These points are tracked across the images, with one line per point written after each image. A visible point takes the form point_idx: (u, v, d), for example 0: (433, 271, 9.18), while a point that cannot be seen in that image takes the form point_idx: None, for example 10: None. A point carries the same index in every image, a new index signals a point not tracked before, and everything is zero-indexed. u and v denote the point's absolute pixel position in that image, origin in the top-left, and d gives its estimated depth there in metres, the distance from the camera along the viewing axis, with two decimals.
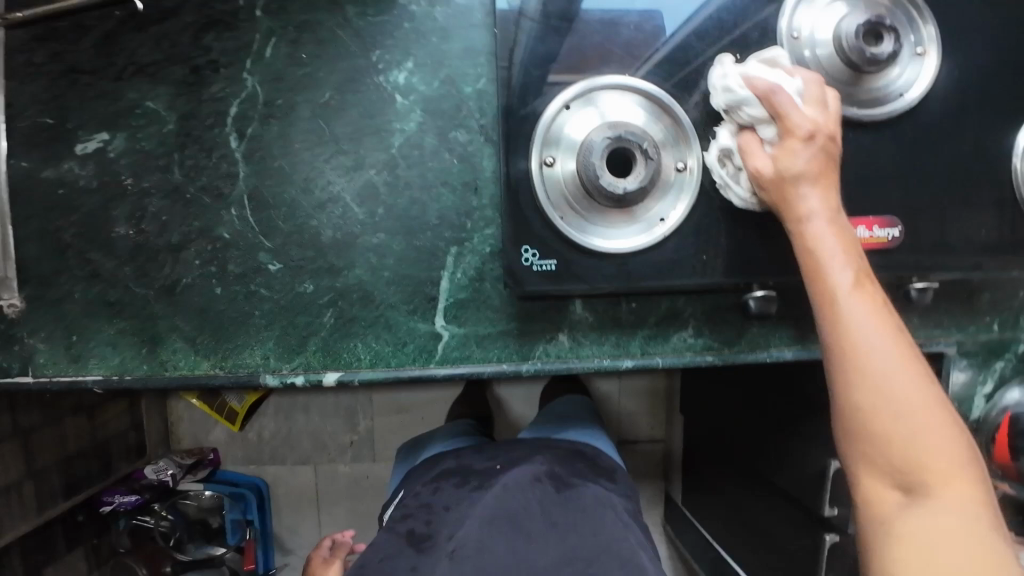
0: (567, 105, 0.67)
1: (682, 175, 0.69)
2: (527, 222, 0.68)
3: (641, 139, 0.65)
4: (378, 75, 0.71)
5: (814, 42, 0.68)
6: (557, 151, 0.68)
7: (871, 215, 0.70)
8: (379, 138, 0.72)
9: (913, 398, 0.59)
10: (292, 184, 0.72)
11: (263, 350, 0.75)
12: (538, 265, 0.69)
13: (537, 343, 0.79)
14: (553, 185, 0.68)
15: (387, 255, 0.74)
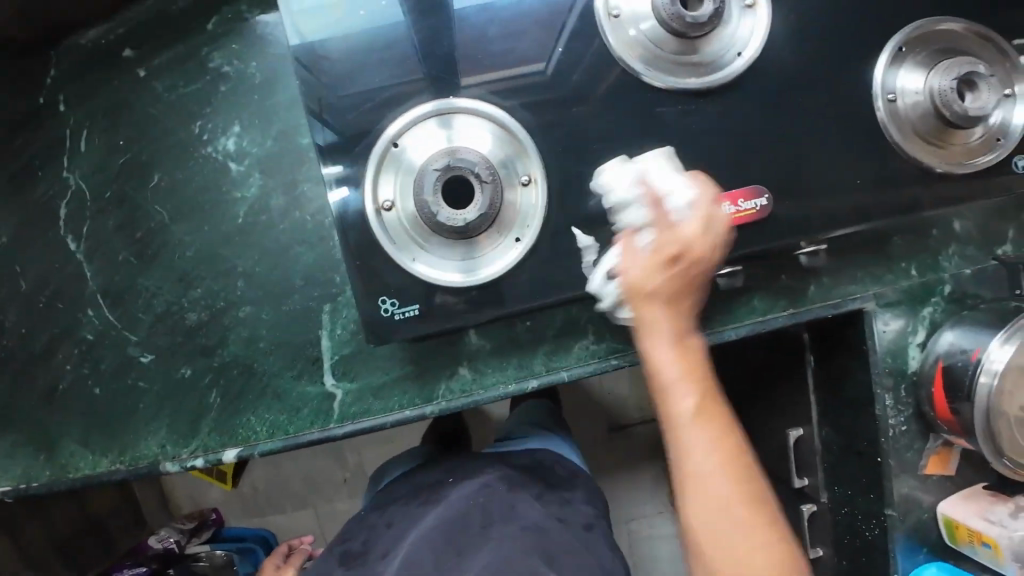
0: (393, 142, 0.63)
1: (528, 189, 0.65)
2: (377, 271, 0.64)
3: (473, 164, 0.62)
4: (205, 146, 0.70)
5: (636, 20, 0.65)
6: (393, 192, 0.63)
7: (733, 189, 0.66)
8: (222, 210, 0.71)
9: (710, 444, 0.57)
10: (140, 272, 0.71)
11: (158, 440, 0.74)
12: (400, 313, 0.65)
13: (437, 384, 0.75)
14: (396, 227, 0.64)
15: (257, 326, 0.73)
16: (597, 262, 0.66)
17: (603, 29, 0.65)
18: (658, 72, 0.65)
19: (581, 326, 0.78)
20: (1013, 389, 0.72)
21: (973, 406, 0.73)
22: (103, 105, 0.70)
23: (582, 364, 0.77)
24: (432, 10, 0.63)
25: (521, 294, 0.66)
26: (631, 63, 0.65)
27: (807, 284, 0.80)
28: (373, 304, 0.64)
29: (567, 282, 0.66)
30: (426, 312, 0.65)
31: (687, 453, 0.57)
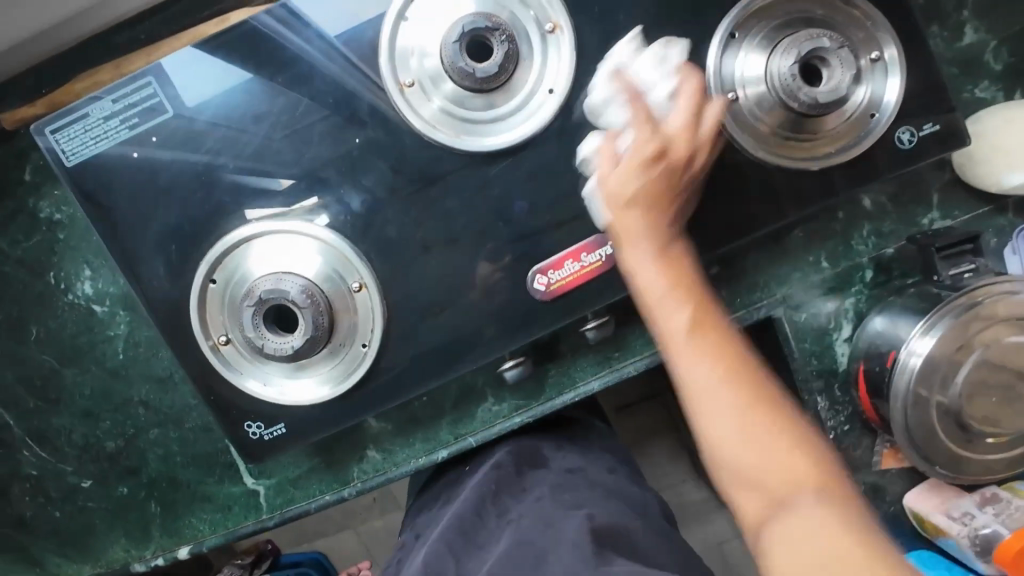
0: (212, 279, 0.61)
1: (361, 293, 0.62)
2: (234, 401, 0.64)
3: (287, 287, 0.59)
4: (66, 295, 0.72)
5: (429, 80, 0.59)
6: (226, 327, 0.62)
7: (574, 244, 0.62)
8: (102, 349, 0.74)
9: (760, 440, 0.47)
10: (52, 414, 0.77)
11: (121, 545, 0.81)
12: (269, 433, 0.65)
13: (349, 467, 0.77)
14: (239, 359, 0.63)
15: (169, 443, 0.77)
16: (449, 348, 0.63)
17: (397, 105, 0.59)
18: (467, 136, 0.60)
19: (479, 389, 0.76)
20: (928, 386, 0.64)
21: (891, 413, 0.66)
22: None
23: (487, 426, 0.75)
24: (202, 133, 0.60)
25: (382, 395, 0.64)
26: (437, 134, 0.60)
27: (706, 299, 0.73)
28: (241, 429, 0.65)
29: (424, 374, 0.64)
30: (293, 429, 0.65)
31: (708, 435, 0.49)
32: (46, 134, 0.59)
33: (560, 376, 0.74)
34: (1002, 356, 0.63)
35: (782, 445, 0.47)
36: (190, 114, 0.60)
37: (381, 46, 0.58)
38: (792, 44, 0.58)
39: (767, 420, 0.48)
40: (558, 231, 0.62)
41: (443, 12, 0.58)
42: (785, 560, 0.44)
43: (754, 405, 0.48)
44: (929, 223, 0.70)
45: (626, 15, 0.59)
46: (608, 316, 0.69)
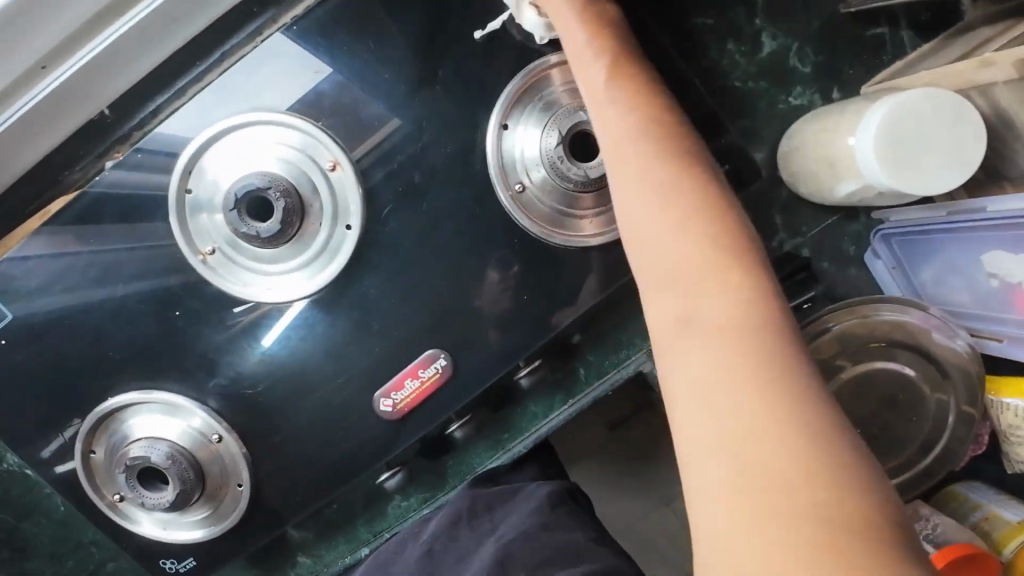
0: (91, 450, 0.67)
1: (222, 442, 0.66)
2: (146, 546, 0.70)
3: (148, 453, 0.64)
4: (3, 464, 0.81)
5: (226, 244, 0.63)
6: (116, 486, 0.68)
7: (409, 362, 0.64)
8: (48, 500, 0.82)
9: (777, 479, 0.33)
10: (24, 561, 0.86)
11: None
12: (182, 565, 0.72)
13: (284, 571, 0.82)
14: (137, 511, 0.70)
15: (126, 571, 0.85)
16: (314, 468, 0.68)
17: (204, 276, 0.63)
18: (279, 284, 0.64)
19: (383, 491, 0.78)
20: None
21: None
22: None
23: (399, 520, 0.78)
24: (46, 328, 0.65)
25: (273, 518, 0.70)
26: (249, 293, 0.64)
27: (576, 367, 0.74)
28: (157, 565, 0.71)
29: (306, 493, 0.69)
30: (200, 559, 0.71)
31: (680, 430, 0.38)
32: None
33: (453, 461, 0.77)
34: (861, 383, 0.67)
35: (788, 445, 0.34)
36: (31, 312, 0.64)
37: (176, 226, 0.62)
38: (555, 124, 0.62)
39: (746, 360, 0.37)
40: (393, 346, 0.65)
41: (227, 178, 0.62)
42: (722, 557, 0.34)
43: (738, 353, 0.37)
44: (779, 244, 0.74)
45: (402, 136, 0.63)
46: (469, 415, 0.72)
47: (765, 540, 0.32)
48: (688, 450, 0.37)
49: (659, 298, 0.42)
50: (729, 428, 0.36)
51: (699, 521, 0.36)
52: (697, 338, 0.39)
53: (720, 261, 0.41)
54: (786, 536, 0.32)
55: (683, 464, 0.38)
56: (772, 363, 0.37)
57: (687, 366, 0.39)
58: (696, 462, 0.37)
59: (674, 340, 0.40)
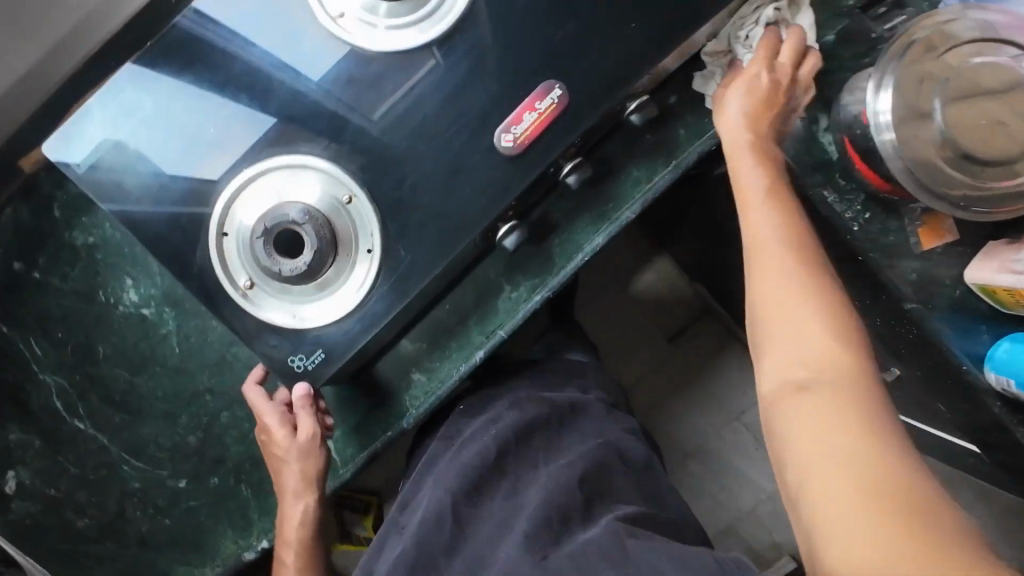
0: (223, 232, 0.68)
1: (354, 205, 0.68)
2: (276, 339, 0.69)
3: (287, 214, 0.66)
4: (119, 307, 0.81)
5: (355, 8, 0.67)
6: (245, 272, 0.68)
7: (524, 95, 0.67)
8: (163, 346, 0.82)
9: (833, 407, 0.49)
10: (139, 422, 0.84)
11: (231, 538, 0.86)
12: (311, 361, 0.69)
13: (403, 398, 0.81)
14: (266, 298, 0.69)
15: (241, 422, 0.83)
16: (441, 227, 0.68)
17: (337, 36, 0.66)
18: (404, 39, 0.67)
19: (495, 284, 0.78)
20: (912, 128, 0.69)
21: (891, 164, 0.70)
22: (19, 312, 0.80)
23: (511, 315, 0.77)
24: (181, 114, 0.66)
25: (401, 293, 0.69)
26: (376, 48, 0.67)
27: (676, 131, 0.76)
28: (286, 364, 0.69)
29: (436, 255, 0.68)
30: (331, 350, 0.69)
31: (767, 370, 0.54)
32: (53, 151, 0.66)
33: (565, 242, 0.77)
34: (966, 76, 0.68)
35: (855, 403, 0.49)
36: (162, 97, 0.66)
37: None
38: None
39: (836, 370, 0.51)
40: (511, 90, 0.67)
41: None
42: (817, 483, 0.48)
43: (833, 348, 0.51)
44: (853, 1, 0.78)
45: None
46: (582, 158, 0.72)
47: (837, 452, 0.47)
48: (804, 395, 0.51)
49: (791, 290, 0.54)
50: (834, 399, 0.50)
51: (827, 416, 0.49)
52: (795, 340, 0.53)
53: (815, 298, 0.53)
54: (869, 523, 0.44)
55: (787, 398, 0.52)
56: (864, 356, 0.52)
57: (796, 363, 0.52)
58: (804, 400, 0.51)
59: (789, 336, 0.54)
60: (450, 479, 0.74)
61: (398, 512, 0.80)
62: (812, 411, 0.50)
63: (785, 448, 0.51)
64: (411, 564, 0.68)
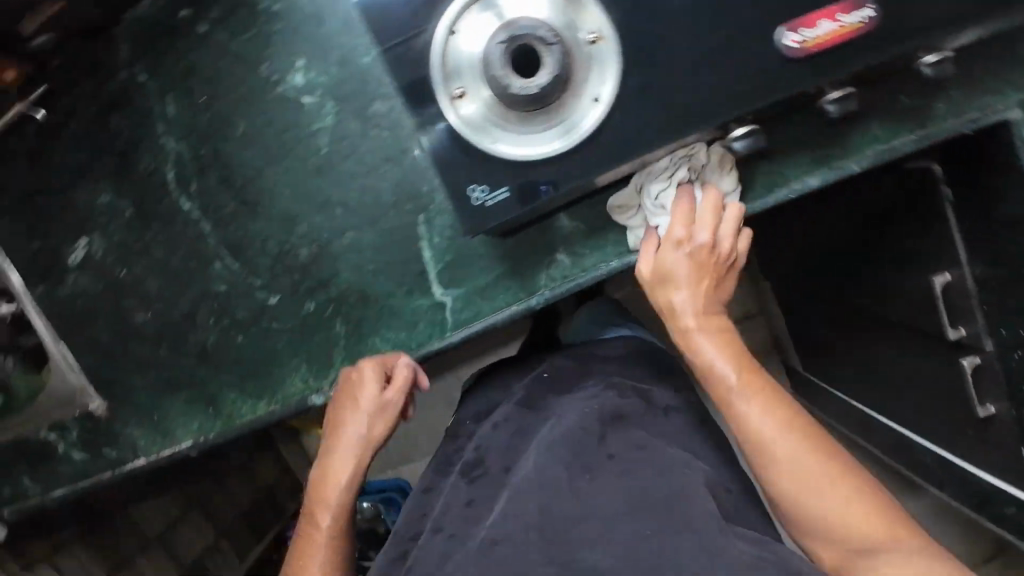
0: (452, 29, 0.60)
1: (597, 45, 0.58)
2: (467, 162, 0.63)
3: (535, 28, 0.57)
4: (277, 87, 0.73)
5: None
6: (463, 81, 0.61)
7: (830, 2, 0.55)
8: (307, 144, 0.74)
9: (872, 548, 0.52)
10: (253, 219, 0.76)
11: (302, 375, 0.79)
12: (492, 199, 0.63)
13: (538, 274, 0.74)
14: (472, 117, 0.61)
15: (364, 250, 0.77)
16: (683, 100, 0.58)
17: None
18: None
19: None
20: None
21: None
22: (169, 67, 0.73)
23: None
24: None
25: (609, 158, 0.60)
26: None
27: (936, 99, 0.66)
28: (463, 194, 0.63)
29: (656, 134, 0.59)
30: (517, 193, 0.63)
31: (807, 508, 0.55)
32: None
33: (770, 173, 0.67)
34: None
35: (896, 553, 0.51)
36: None
37: None
38: None
39: (871, 506, 0.54)
40: None
41: None
42: None
43: (832, 473, 0.55)
44: None
45: None
46: (852, 88, 0.60)
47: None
48: (830, 539, 0.55)
49: (773, 443, 0.57)
50: (875, 529, 0.53)
51: (872, 545, 0.52)
52: (829, 487, 0.54)
53: (819, 471, 0.55)
54: None
55: (820, 539, 0.55)
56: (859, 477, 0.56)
57: (826, 482, 0.55)
58: (846, 522, 0.53)
59: (805, 460, 0.56)
60: (555, 447, 0.67)
61: (460, 485, 0.74)
62: (862, 539, 0.53)
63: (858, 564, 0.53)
64: (539, 526, 0.60)
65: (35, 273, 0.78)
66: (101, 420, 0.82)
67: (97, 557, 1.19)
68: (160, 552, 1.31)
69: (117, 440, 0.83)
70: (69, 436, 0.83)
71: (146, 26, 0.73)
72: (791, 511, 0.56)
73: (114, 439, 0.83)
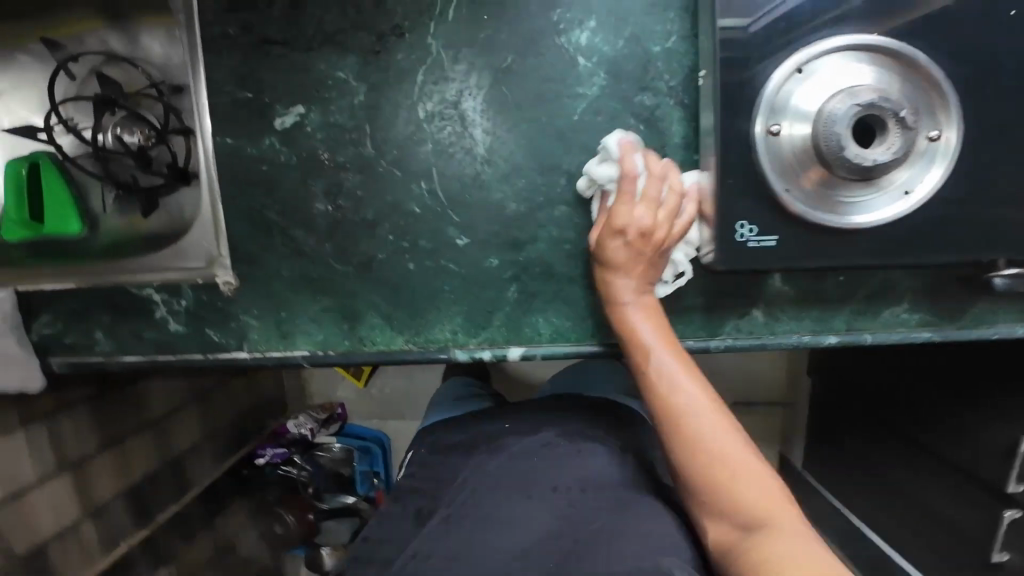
0: (800, 69, 0.60)
1: (932, 146, 0.61)
2: (752, 195, 0.63)
3: (893, 105, 0.59)
4: (559, 37, 0.70)
5: None
6: (784, 118, 0.61)
7: None
8: (561, 105, 0.71)
9: (744, 461, 0.62)
10: (475, 155, 0.73)
11: (452, 325, 0.76)
12: (755, 241, 0.62)
13: (725, 320, 0.75)
14: (778, 155, 0.62)
15: (568, 228, 0.73)
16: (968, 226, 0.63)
17: None
18: None
19: (897, 293, 0.75)
20: None
21: None
22: None
23: (887, 330, 0.76)
24: None
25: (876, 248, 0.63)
26: None
27: None
28: (730, 228, 0.62)
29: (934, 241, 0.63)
30: (784, 246, 0.63)
31: (700, 449, 0.62)
32: None
33: (984, 310, 0.75)
34: None
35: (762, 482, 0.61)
36: None
37: None
38: None
39: (736, 442, 0.63)
40: None
41: None
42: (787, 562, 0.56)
43: (738, 437, 0.63)
44: None
45: None
46: None
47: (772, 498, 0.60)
48: (727, 515, 0.61)
49: (693, 422, 0.63)
50: (763, 496, 0.60)
51: (747, 514, 0.60)
52: (725, 430, 0.63)
53: (713, 407, 0.64)
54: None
55: (734, 513, 0.60)
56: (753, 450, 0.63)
57: (723, 462, 0.62)
58: (757, 498, 0.60)
59: (713, 446, 0.62)
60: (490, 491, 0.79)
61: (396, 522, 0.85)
62: (742, 517, 0.60)
63: (742, 539, 0.60)
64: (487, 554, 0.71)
65: (233, 120, 0.71)
66: (225, 297, 0.75)
67: (97, 432, 1.04)
68: (149, 441, 1.16)
69: (229, 321, 0.75)
70: (176, 303, 0.75)
71: None
72: (693, 461, 0.63)
73: (225, 320, 0.75)
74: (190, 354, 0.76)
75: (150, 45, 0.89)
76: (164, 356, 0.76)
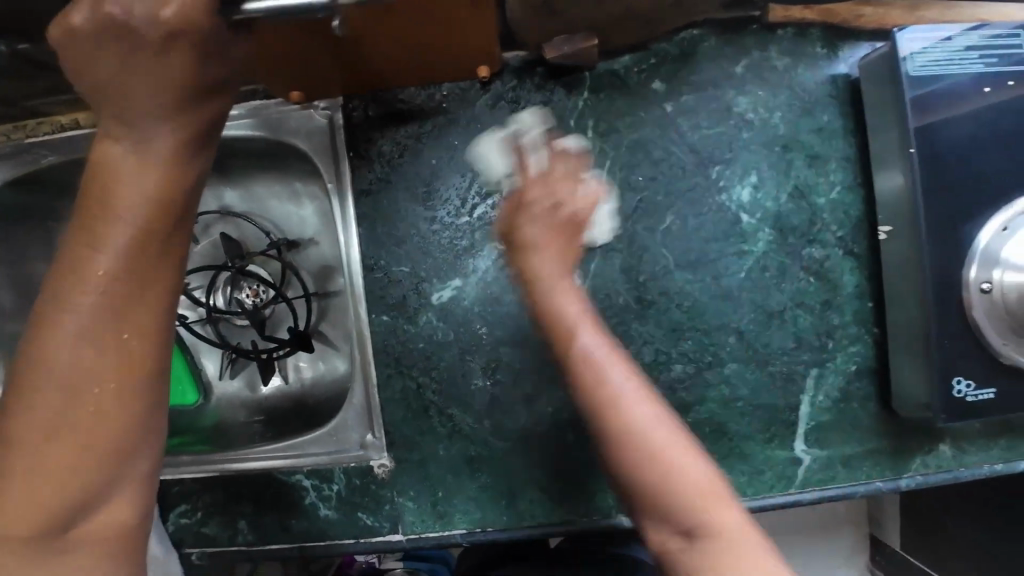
0: (1006, 227, 0.56)
1: None
2: (954, 351, 0.58)
3: None
4: (720, 194, 0.66)
5: None
6: (997, 273, 0.56)
7: None
8: (722, 263, 0.67)
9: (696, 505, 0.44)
10: (633, 316, 0.67)
11: (616, 493, 0.70)
12: (973, 396, 0.59)
13: (913, 457, 0.67)
14: (992, 310, 0.57)
15: (740, 386, 0.67)
16: None
17: None
18: None
19: None
20: None
21: None
22: (622, 135, 0.67)
23: None
24: None
25: None
26: None
27: None
28: (948, 386, 0.58)
29: None
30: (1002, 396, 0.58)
31: (620, 421, 0.48)
32: (866, 66, 0.62)
33: None
34: None
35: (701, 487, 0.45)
36: None
37: None
38: None
39: (697, 483, 0.45)
40: None
41: None
42: None
43: (690, 471, 0.45)
44: None
45: None
46: None
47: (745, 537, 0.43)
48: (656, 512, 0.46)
49: (633, 413, 0.48)
50: (648, 448, 0.46)
51: (694, 522, 0.44)
52: (682, 468, 0.45)
53: (653, 452, 0.46)
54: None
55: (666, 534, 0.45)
56: (705, 453, 0.47)
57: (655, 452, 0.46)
58: (691, 490, 0.44)
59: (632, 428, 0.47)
60: None
61: None
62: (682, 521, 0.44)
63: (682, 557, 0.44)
64: None
65: (392, 298, 0.70)
66: (379, 480, 0.71)
67: None
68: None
69: (383, 504, 0.72)
70: (326, 489, 0.72)
71: (614, 84, 0.67)
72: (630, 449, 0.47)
73: (379, 504, 0.72)
74: (340, 539, 0.72)
75: (270, 199, 0.84)
76: (312, 543, 0.72)
